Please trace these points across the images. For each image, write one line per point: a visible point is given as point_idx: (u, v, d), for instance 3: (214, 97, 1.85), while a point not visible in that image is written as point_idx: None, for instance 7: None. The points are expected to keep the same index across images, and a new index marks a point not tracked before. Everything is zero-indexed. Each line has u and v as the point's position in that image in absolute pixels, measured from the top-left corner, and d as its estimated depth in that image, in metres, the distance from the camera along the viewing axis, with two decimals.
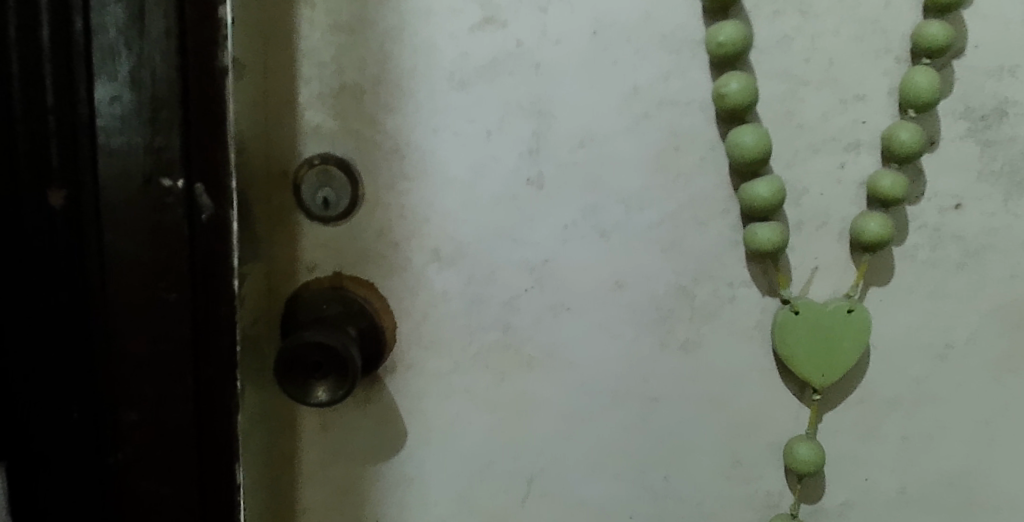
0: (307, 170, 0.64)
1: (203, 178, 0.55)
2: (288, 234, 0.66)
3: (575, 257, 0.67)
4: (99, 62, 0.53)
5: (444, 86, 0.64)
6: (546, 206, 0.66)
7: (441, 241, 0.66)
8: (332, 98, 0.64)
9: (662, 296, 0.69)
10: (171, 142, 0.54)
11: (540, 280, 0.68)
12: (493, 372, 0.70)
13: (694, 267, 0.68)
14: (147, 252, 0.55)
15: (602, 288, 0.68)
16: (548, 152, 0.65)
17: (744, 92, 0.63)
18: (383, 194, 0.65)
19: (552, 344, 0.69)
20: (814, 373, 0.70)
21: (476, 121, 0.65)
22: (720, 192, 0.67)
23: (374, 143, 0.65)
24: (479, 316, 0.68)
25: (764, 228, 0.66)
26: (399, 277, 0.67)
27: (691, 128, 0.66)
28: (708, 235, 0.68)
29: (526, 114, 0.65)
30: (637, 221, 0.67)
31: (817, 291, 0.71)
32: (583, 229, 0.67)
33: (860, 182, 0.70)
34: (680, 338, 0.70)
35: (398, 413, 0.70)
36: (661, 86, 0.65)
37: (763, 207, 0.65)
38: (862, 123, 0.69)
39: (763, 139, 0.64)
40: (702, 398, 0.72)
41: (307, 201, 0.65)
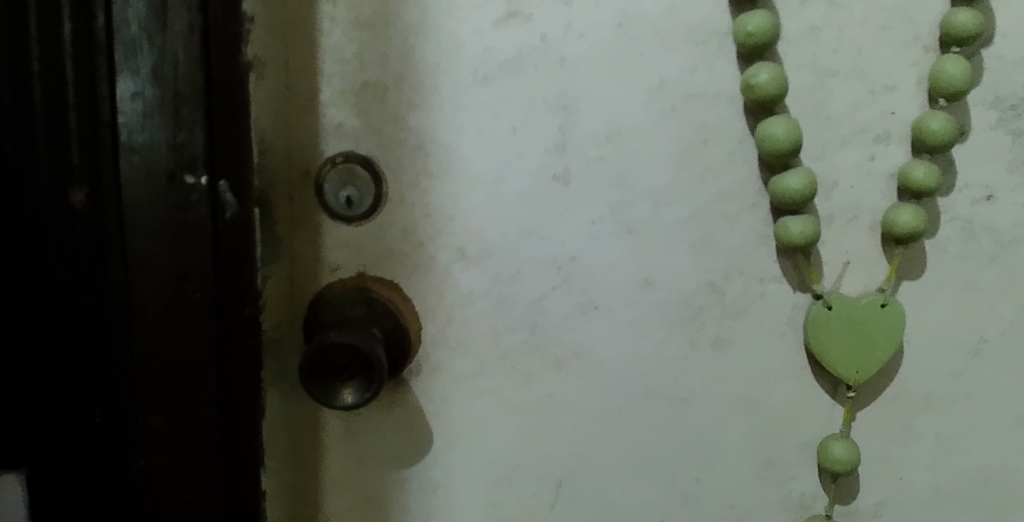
0: (329, 170, 0.63)
1: (227, 175, 0.54)
2: (310, 235, 0.65)
3: (603, 254, 0.66)
4: (121, 57, 0.51)
5: (468, 81, 0.63)
6: (572, 203, 0.65)
7: (466, 240, 0.65)
8: (354, 96, 0.63)
9: (691, 293, 0.67)
10: (194, 139, 0.53)
11: (566, 279, 0.66)
12: (520, 374, 0.68)
13: (724, 263, 0.67)
14: (169, 252, 0.54)
15: (630, 286, 0.67)
16: (573, 148, 0.64)
17: (774, 83, 0.62)
18: (407, 193, 0.64)
19: (580, 344, 0.68)
20: (848, 370, 0.68)
21: (500, 117, 0.64)
22: (749, 186, 0.66)
23: (397, 141, 0.63)
24: (505, 316, 0.67)
25: (796, 222, 0.65)
26: (423, 278, 0.66)
27: (719, 120, 0.64)
28: (738, 230, 0.66)
29: (551, 108, 0.64)
30: (665, 217, 0.66)
31: (849, 286, 0.70)
32: (611, 225, 0.66)
33: (890, 173, 0.68)
34: (711, 337, 0.69)
35: (423, 417, 0.68)
36: (688, 77, 0.64)
37: (795, 200, 0.64)
38: (891, 114, 0.68)
39: (794, 130, 0.63)
40: (732, 398, 0.70)
41: (329, 200, 0.64)
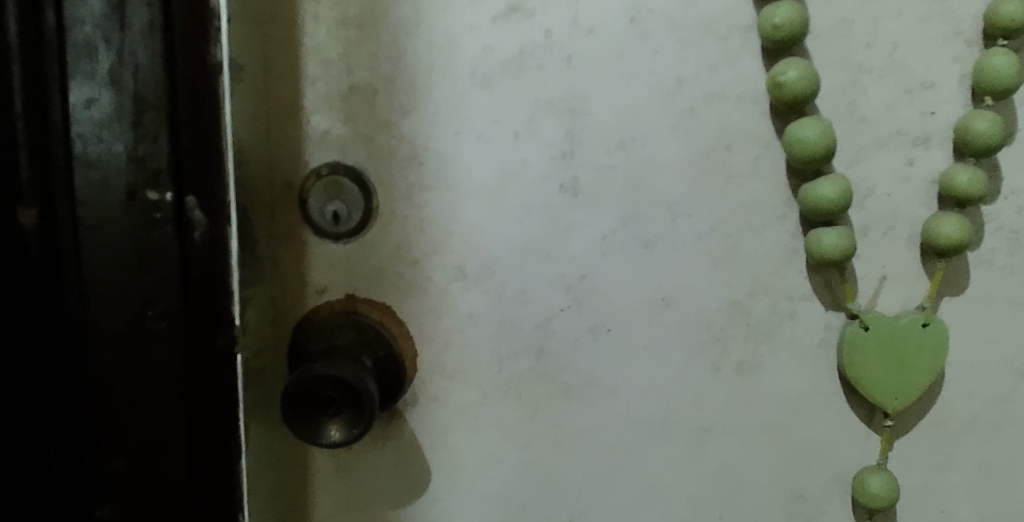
0: (314, 182, 0.58)
1: (196, 190, 0.48)
2: (294, 254, 0.59)
3: (616, 271, 0.60)
4: (73, 60, 0.46)
5: (466, 83, 0.57)
6: (583, 216, 0.59)
7: (466, 258, 0.59)
8: (340, 101, 0.57)
9: (714, 313, 0.61)
10: (157, 149, 0.47)
11: (576, 299, 0.60)
12: (526, 403, 0.62)
13: (749, 280, 0.61)
14: (133, 277, 0.49)
15: (646, 306, 0.61)
16: (582, 155, 0.58)
17: (804, 81, 0.56)
18: (399, 207, 0.58)
19: (592, 370, 0.62)
20: (886, 396, 0.62)
21: (502, 122, 0.58)
22: (776, 195, 0.60)
23: (389, 150, 0.58)
24: (510, 341, 0.61)
25: (829, 233, 0.59)
26: (419, 299, 0.60)
27: (743, 123, 0.58)
28: (765, 243, 0.60)
29: (557, 112, 0.58)
30: (684, 231, 0.60)
31: (886, 304, 0.63)
32: (624, 240, 0.60)
33: (931, 180, 0.62)
34: (735, 361, 0.62)
35: (421, 451, 0.62)
36: (708, 76, 0.58)
37: (828, 210, 0.58)
38: (931, 115, 0.62)
39: (826, 133, 0.57)
40: (759, 427, 0.64)
41: (314, 215, 0.58)
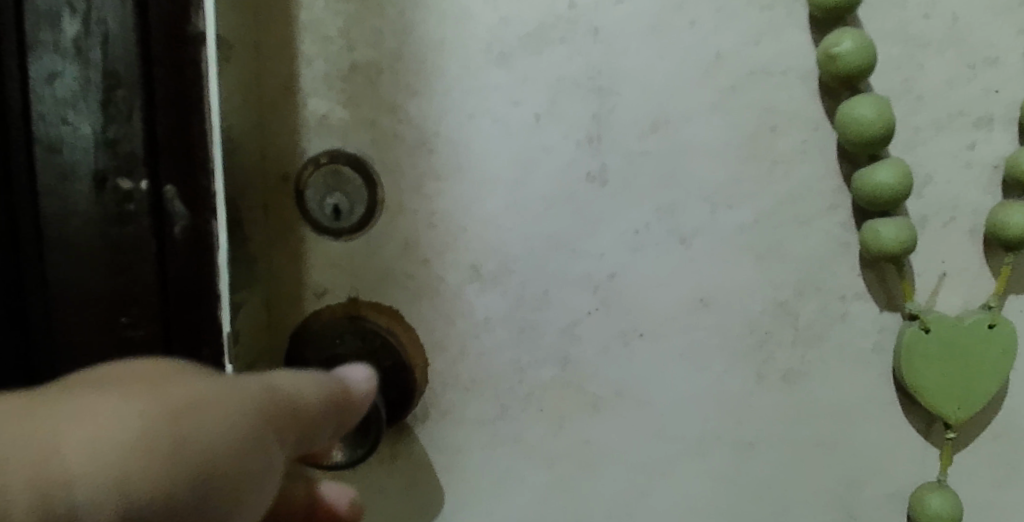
0: (312, 172, 0.52)
1: (177, 179, 0.42)
2: (291, 253, 0.53)
3: (647, 271, 0.54)
4: (35, 30, 0.41)
5: (480, 60, 0.51)
6: (611, 208, 0.53)
7: (482, 256, 0.53)
8: (341, 82, 0.51)
9: (757, 315, 0.55)
10: (130, 129, 0.41)
11: (605, 300, 0.54)
12: (549, 416, 0.56)
13: (797, 278, 0.54)
14: (105, 277, 0.43)
15: (681, 308, 0.54)
16: (610, 140, 0.52)
17: (861, 53, 0.49)
18: (408, 199, 0.52)
19: (622, 379, 0.55)
20: (948, 406, 0.54)
21: (522, 103, 0.51)
22: (826, 182, 0.53)
23: (394, 135, 0.52)
24: (532, 349, 0.55)
25: (887, 224, 0.52)
26: (430, 302, 0.54)
27: (791, 103, 0.52)
28: (813, 237, 0.54)
29: (584, 91, 0.51)
30: (723, 223, 0.53)
31: (946, 304, 0.56)
32: (659, 234, 0.53)
33: (995, 164, 0.55)
34: (781, 369, 0.55)
35: (433, 470, 0.56)
36: (752, 51, 0.51)
37: (886, 199, 0.51)
38: (995, 93, 0.54)
39: (886, 111, 0.50)
40: (806, 441, 0.56)
41: (313, 210, 0.52)
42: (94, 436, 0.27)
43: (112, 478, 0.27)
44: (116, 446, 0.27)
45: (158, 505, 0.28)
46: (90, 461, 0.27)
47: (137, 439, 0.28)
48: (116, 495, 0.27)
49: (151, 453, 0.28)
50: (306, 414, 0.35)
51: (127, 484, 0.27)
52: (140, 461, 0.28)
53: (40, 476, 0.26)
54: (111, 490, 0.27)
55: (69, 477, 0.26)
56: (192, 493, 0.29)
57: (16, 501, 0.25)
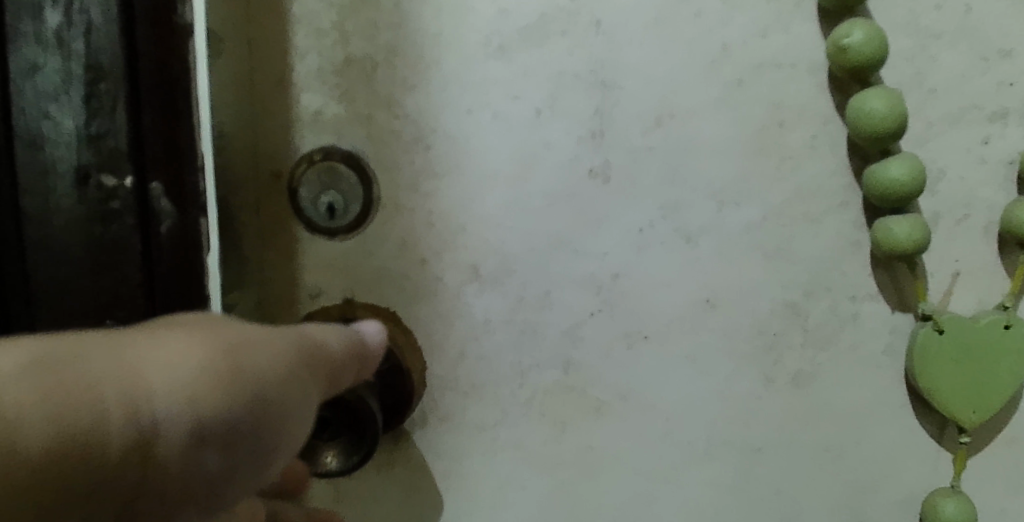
0: (305, 170, 0.50)
1: (163, 174, 0.41)
2: (285, 253, 0.52)
3: (652, 270, 0.52)
4: (13, 20, 0.39)
5: (479, 53, 0.49)
6: (615, 206, 0.51)
7: (481, 256, 0.51)
8: (336, 76, 0.50)
9: (766, 316, 0.53)
10: (114, 124, 0.40)
11: (609, 301, 0.52)
12: (551, 422, 0.54)
13: (807, 278, 0.52)
14: (88, 279, 0.41)
15: (688, 309, 0.53)
16: (613, 136, 0.50)
17: (871, 44, 0.48)
18: (405, 198, 0.51)
19: (627, 383, 0.53)
20: (964, 410, 0.52)
21: (522, 97, 0.50)
22: (836, 179, 0.51)
23: (391, 131, 0.50)
24: (534, 351, 0.53)
25: (900, 222, 0.50)
26: (428, 304, 0.52)
27: (799, 97, 0.50)
28: (823, 235, 0.52)
29: (586, 85, 0.50)
30: (731, 221, 0.52)
31: (960, 303, 0.54)
32: (664, 233, 0.52)
33: (1010, 159, 0.53)
34: (791, 371, 0.54)
35: (432, 477, 0.54)
36: (759, 43, 0.50)
37: (898, 195, 0.49)
38: (1010, 86, 0.52)
39: (897, 104, 0.48)
40: (816, 446, 0.54)
41: (307, 208, 0.51)
42: (169, 361, 0.30)
43: (190, 393, 0.30)
44: (188, 367, 0.30)
45: (229, 423, 0.31)
46: (169, 379, 0.29)
47: (205, 361, 0.31)
48: (193, 412, 0.30)
49: (217, 374, 0.31)
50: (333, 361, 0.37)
51: (202, 401, 0.30)
52: (205, 389, 0.30)
53: (129, 392, 0.28)
54: (189, 406, 0.29)
55: (152, 394, 0.29)
56: (258, 411, 0.31)
57: (111, 414, 0.27)
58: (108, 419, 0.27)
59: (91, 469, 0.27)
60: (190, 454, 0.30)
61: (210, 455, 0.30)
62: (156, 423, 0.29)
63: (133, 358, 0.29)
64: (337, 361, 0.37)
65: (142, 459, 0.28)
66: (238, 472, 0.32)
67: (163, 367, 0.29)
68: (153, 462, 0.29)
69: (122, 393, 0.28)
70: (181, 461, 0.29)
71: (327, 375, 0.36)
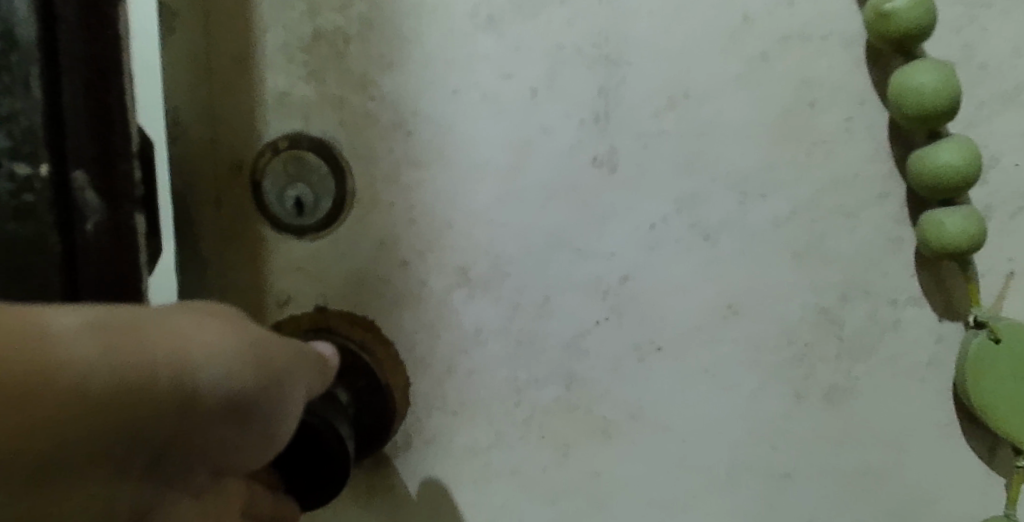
0: (270, 160, 0.44)
1: (88, 164, 0.35)
2: (248, 254, 0.46)
3: (665, 273, 0.46)
4: None
5: (465, 25, 0.43)
6: (624, 200, 0.45)
7: (470, 257, 0.45)
8: (303, 54, 0.44)
9: (795, 324, 0.46)
10: (28, 102, 0.34)
11: (616, 308, 0.46)
12: (550, 445, 0.47)
13: (841, 280, 0.46)
14: (2, 286, 0.35)
15: (707, 317, 0.46)
16: (620, 119, 0.44)
17: (919, 8, 0.41)
18: (383, 191, 0.45)
19: (637, 401, 0.47)
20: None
21: (514, 75, 0.44)
22: (874, 167, 0.45)
23: (366, 116, 0.44)
24: (531, 365, 0.46)
25: (953, 215, 0.43)
26: (411, 312, 0.46)
27: (832, 73, 0.44)
28: (861, 231, 0.45)
29: (589, 62, 0.43)
30: (756, 215, 0.45)
31: (1014, 309, 0.47)
32: (679, 230, 0.45)
33: None
34: (824, 386, 0.47)
35: (417, 508, 0.48)
36: (785, 11, 0.43)
37: (949, 183, 0.42)
38: None
39: (948, 79, 0.41)
40: (854, 471, 0.48)
41: (272, 203, 0.45)
42: (205, 327, 0.28)
43: (229, 362, 0.28)
44: (223, 337, 0.29)
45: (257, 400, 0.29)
46: (213, 351, 0.28)
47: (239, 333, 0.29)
48: (231, 380, 0.28)
49: (251, 349, 0.29)
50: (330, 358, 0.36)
51: (238, 370, 0.28)
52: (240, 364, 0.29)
53: (174, 354, 0.27)
54: (226, 375, 0.28)
55: (195, 357, 0.27)
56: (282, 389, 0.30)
57: (164, 368, 0.26)
58: (159, 378, 0.26)
59: (130, 424, 0.25)
60: (220, 423, 0.28)
61: (237, 427, 0.29)
62: (199, 388, 0.27)
63: (173, 321, 0.28)
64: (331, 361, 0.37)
65: (181, 422, 0.27)
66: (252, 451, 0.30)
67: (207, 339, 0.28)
68: (192, 426, 0.27)
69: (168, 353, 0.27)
70: (209, 430, 0.28)
71: (323, 373, 0.35)
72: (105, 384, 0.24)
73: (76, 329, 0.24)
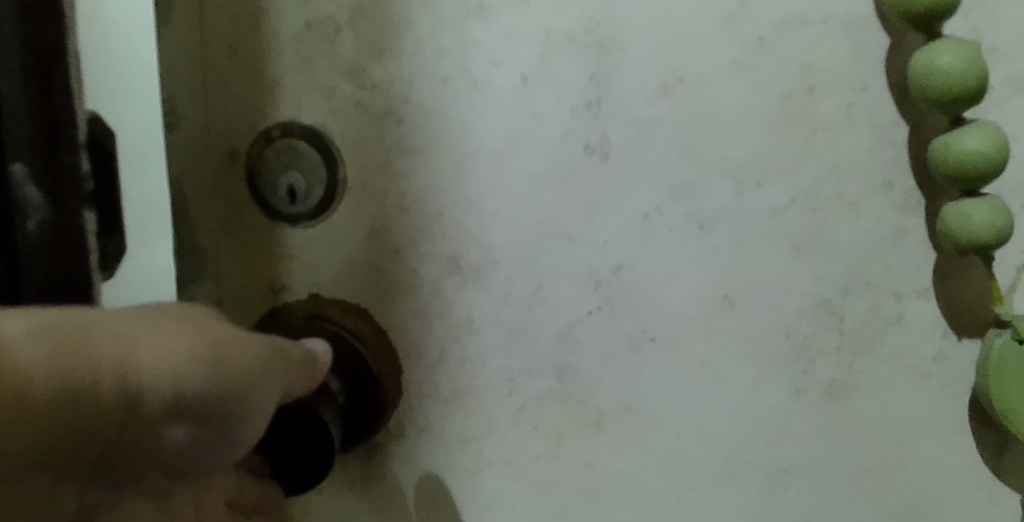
0: (263, 149, 0.45)
1: (28, 156, 0.35)
2: (244, 242, 0.46)
3: (659, 263, 0.45)
4: None
5: (456, 12, 0.43)
6: (617, 188, 0.44)
7: (462, 246, 0.45)
8: (295, 42, 0.44)
9: (794, 316, 0.45)
10: None
11: (609, 298, 0.45)
12: (543, 436, 0.47)
13: (843, 272, 0.45)
14: None
15: (702, 308, 0.45)
16: (612, 106, 0.43)
17: None
18: (374, 179, 0.45)
19: (631, 392, 0.46)
20: None
21: (505, 62, 0.43)
22: (877, 155, 0.43)
23: (358, 104, 0.44)
24: (523, 355, 0.46)
25: (978, 206, 0.40)
26: (403, 300, 0.46)
27: (834, 57, 0.42)
28: (863, 221, 0.44)
29: (581, 48, 0.43)
30: (753, 205, 0.44)
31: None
32: (672, 220, 0.44)
33: None
34: (824, 380, 0.46)
35: (411, 495, 0.48)
36: None
37: (973, 172, 0.39)
38: None
39: (974, 61, 0.39)
40: (857, 468, 0.47)
41: (265, 192, 0.45)
42: (153, 337, 0.29)
43: (180, 369, 0.29)
44: (172, 345, 0.30)
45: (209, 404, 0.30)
46: (165, 357, 0.29)
47: (189, 342, 0.30)
48: (177, 388, 0.29)
49: (205, 356, 0.30)
50: (302, 364, 0.37)
51: (183, 381, 0.29)
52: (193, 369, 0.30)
53: (124, 361, 0.28)
54: (172, 383, 0.29)
55: (140, 366, 0.28)
56: (235, 398, 0.31)
57: (111, 374, 0.27)
58: (107, 384, 0.27)
59: (78, 428, 0.26)
60: (161, 430, 0.30)
61: (184, 432, 0.30)
62: (144, 396, 0.28)
63: (122, 330, 0.28)
64: (314, 367, 0.38)
65: (121, 430, 0.28)
66: (204, 454, 0.32)
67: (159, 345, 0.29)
68: (137, 433, 0.29)
69: (113, 361, 0.27)
70: (157, 434, 0.30)
71: (298, 376, 0.37)
72: (47, 396, 0.25)
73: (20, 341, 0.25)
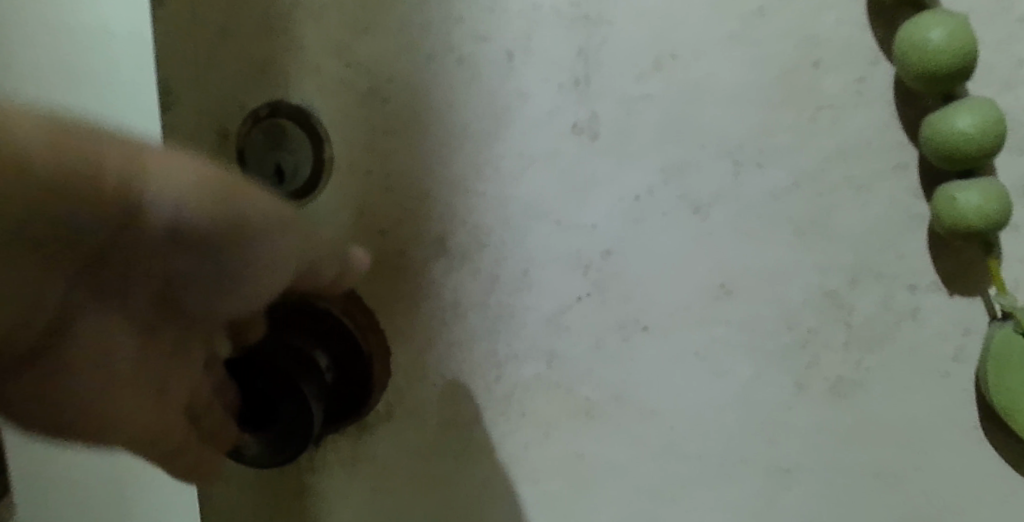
0: (252, 128, 0.45)
1: None
2: None
3: (650, 247, 0.43)
4: None
5: None
6: (606, 167, 0.42)
7: (447, 227, 0.44)
8: (281, 20, 0.44)
9: (796, 308, 0.42)
10: None
11: (598, 283, 0.44)
12: (532, 422, 0.46)
13: (850, 261, 0.41)
14: None
15: (696, 296, 0.43)
16: (600, 83, 0.41)
17: None
18: (360, 157, 0.45)
19: (621, 380, 0.45)
20: None
21: (490, 38, 0.42)
22: (888, 135, 0.39)
23: (343, 82, 0.44)
24: (510, 339, 0.45)
25: (968, 189, 0.37)
26: (389, 281, 0.46)
27: (841, 29, 0.39)
28: (874, 206, 0.40)
29: (566, 23, 0.41)
30: (751, 188, 0.41)
31: None
32: (664, 202, 0.42)
33: None
34: (829, 377, 0.43)
35: (401, 474, 0.49)
36: None
37: (958, 153, 0.37)
38: None
39: (957, 34, 0.36)
40: (865, 472, 0.43)
41: (254, 172, 0.45)
42: (175, 159, 0.30)
43: (191, 199, 0.31)
44: (200, 172, 0.31)
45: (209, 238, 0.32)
46: (178, 181, 0.30)
47: (215, 175, 0.31)
48: (181, 208, 0.31)
49: (221, 191, 0.31)
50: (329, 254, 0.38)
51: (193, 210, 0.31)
52: (203, 204, 0.31)
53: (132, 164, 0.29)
54: (179, 208, 0.31)
55: (149, 176, 0.30)
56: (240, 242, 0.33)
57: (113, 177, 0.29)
58: (106, 180, 0.29)
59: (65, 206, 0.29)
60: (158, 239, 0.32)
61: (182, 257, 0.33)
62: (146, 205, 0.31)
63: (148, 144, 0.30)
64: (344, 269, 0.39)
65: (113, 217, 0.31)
66: (198, 285, 0.35)
67: (179, 168, 0.30)
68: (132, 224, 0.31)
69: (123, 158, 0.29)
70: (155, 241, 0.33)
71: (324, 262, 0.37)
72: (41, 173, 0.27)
73: (34, 127, 0.26)
